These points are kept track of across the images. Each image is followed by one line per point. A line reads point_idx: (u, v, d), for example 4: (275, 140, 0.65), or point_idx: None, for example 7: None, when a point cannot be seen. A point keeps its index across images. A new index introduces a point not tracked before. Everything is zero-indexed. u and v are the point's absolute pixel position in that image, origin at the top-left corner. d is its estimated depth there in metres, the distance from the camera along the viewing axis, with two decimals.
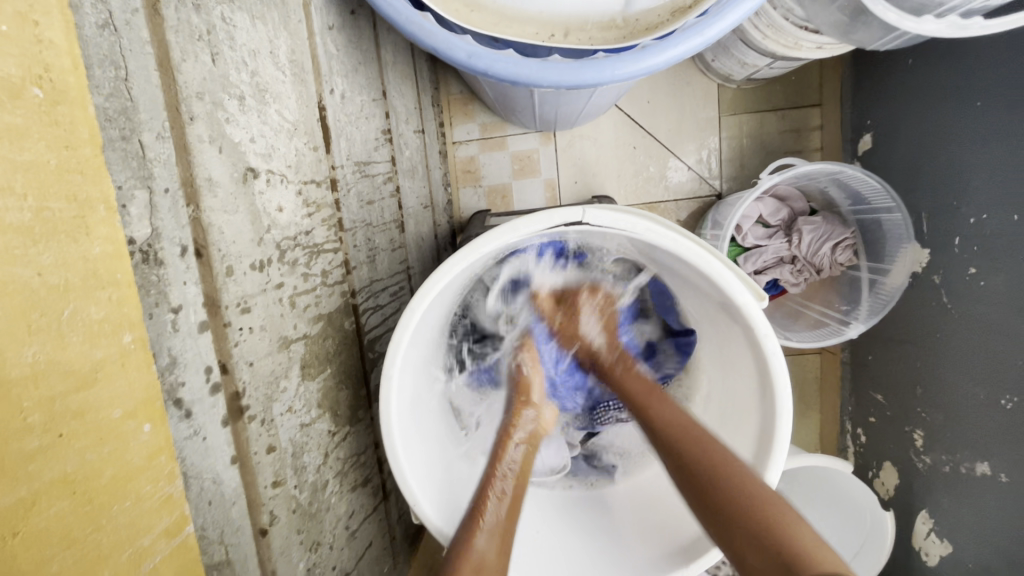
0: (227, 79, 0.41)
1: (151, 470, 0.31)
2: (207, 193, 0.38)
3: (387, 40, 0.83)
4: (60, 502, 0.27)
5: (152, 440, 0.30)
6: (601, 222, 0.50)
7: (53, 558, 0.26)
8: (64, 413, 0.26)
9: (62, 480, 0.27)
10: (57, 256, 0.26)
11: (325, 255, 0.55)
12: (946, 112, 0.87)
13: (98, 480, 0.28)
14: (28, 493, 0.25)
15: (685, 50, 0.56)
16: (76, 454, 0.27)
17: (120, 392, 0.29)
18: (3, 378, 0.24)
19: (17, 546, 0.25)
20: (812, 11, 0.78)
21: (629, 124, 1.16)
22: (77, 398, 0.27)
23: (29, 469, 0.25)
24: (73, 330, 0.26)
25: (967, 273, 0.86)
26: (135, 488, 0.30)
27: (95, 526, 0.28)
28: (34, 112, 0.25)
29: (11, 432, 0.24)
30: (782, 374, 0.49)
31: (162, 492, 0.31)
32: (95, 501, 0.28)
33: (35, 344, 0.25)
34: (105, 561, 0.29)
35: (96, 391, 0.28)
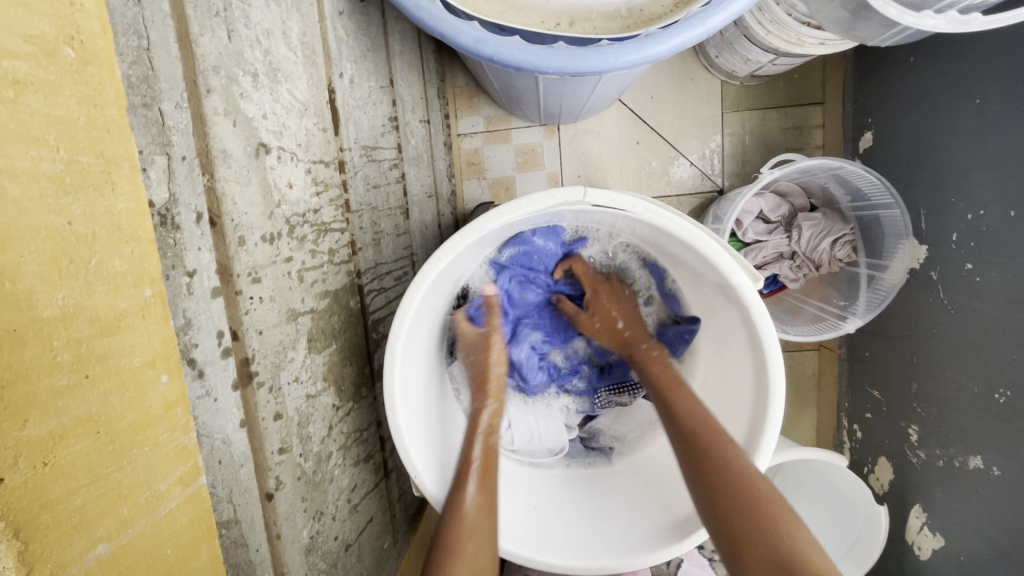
0: (241, 55, 0.42)
1: (168, 420, 0.32)
2: (221, 163, 0.39)
3: (395, 29, 0.84)
4: (85, 440, 0.28)
5: (169, 392, 0.32)
6: (602, 202, 0.51)
7: (78, 492, 0.27)
8: (90, 356, 0.28)
9: (87, 420, 0.28)
10: (86, 208, 0.27)
11: (332, 234, 0.56)
12: (946, 109, 0.87)
13: (121, 423, 0.29)
14: (57, 428, 0.26)
15: (687, 40, 0.57)
16: (100, 395, 0.28)
17: (141, 342, 0.30)
18: (35, 317, 0.25)
19: (46, 476, 0.26)
20: (814, 7, 0.79)
21: (632, 119, 1.17)
22: (102, 342, 0.28)
23: (58, 405, 0.26)
24: (99, 279, 0.28)
25: (963, 269, 0.87)
26: (153, 436, 0.31)
27: (117, 466, 0.29)
28: (67, 71, 0.26)
29: (43, 368, 0.26)
30: (777, 355, 0.50)
31: (179, 443, 0.33)
32: (118, 442, 0.29)
33: (65, 289, 0.26)
34: (126, 500, 0.30)
35: (120, 338, 0.29)
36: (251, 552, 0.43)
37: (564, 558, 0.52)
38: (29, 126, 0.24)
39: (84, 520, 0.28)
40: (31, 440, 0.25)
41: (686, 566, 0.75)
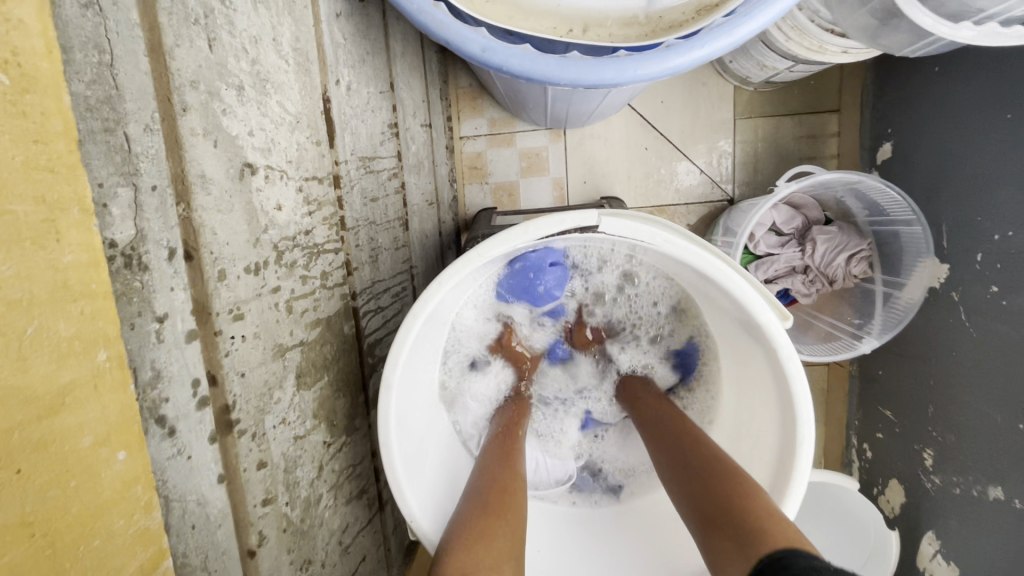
0: (224, 67, 0.38)
1: (125, 503, 0.28)
2: (199, 189, 0.35)
3: (397, 29, 0.80)
4: (17, 548, 0.24)
5: (126, 470, 0.28)
6: (618, 229, 0.47)
7: None
8: (24, 444, 0.23)
9: (18, 525, 0.24)
10: (21, 266, 0.23)
11: (325, 256, 0.52)
12: (973, 123, 0.83)
13: (63, 518, 0.25)
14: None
15: (712, 51, 0.53)
16: (38, 491, 0.24)
17: (92, 418, 0.26)
18: None
19: None
20: (840, 14, 0.75)
21: (641, 125, 1.13)
22: (41, 426, 0.24)
23: None
24: (37, 351, 0.23)
25: (987, 292, 0.83)
26: (107, 525, 0.27)
27: (59, 571, 0.25)
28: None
29: None
30: (804, 399, 0.46)
31: (139, 527, 0.29)
32: (59, 542, 0.25)
33: None
34: None
35: (64, 418, 0.25)
36: None
37: None
38: None
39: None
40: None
41: None
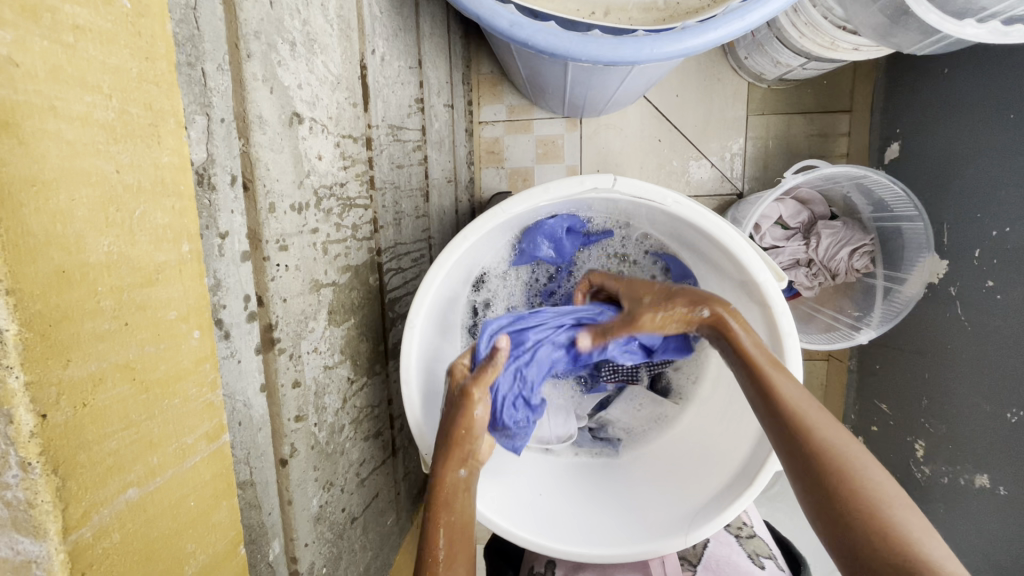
0: (282, 23, 0.42)
1: (197, 374, 0.33)
2: (257, 129, 0.40)
3: (426, 11, 0.84)
4: (122, 386, 0.28)
5: (199, 346, 0.33)
6: (631, 190, 0.51)
7: (113, 436, 0.28)
8: (130, 303, 0.28)
9: (124, 366, 0.28)
10: (133, 157, 0.27)
11: (356, 210, 0.56)
12: (978, 122, 0.86)
13: (154, 372, 0.30)
14: (97, 370, 0.26)
15: (723, 35, 0.57)
16: (138, 344, 0.29)
17: (177, 296, 0.31)
18: (81, 260, 0.25)
19: (84, 416, 0.26)
20: (851, 11, 0.78)
21: (655, 117, 1.16)
22: (142, 292, 0.28)
23: (99, 348, 0.26)
24: (142, 230, 0.28)
25: (983, 287, 0.86)
26: (183, 390, 0.32)
27: (149, 415, 0.30)
28: (123, 21, 0.26)
29: (86, 310, 0.26)
30: (794, 356, 0.50)
31: (206, 400, 0.34)
32: (151, 391, 0.30)
33: (110, 236, 0.26)
34: (156, 450, 0.30)
35: (158, 291, 0.29)
36: (263, 515, 0.44)
37: (576, 543, 0.54)
38: (86, 72, 0.25)
39: (117, 464, 0.28)
40: (73, 380, 0.25)
41: (714, 548, 0.69)
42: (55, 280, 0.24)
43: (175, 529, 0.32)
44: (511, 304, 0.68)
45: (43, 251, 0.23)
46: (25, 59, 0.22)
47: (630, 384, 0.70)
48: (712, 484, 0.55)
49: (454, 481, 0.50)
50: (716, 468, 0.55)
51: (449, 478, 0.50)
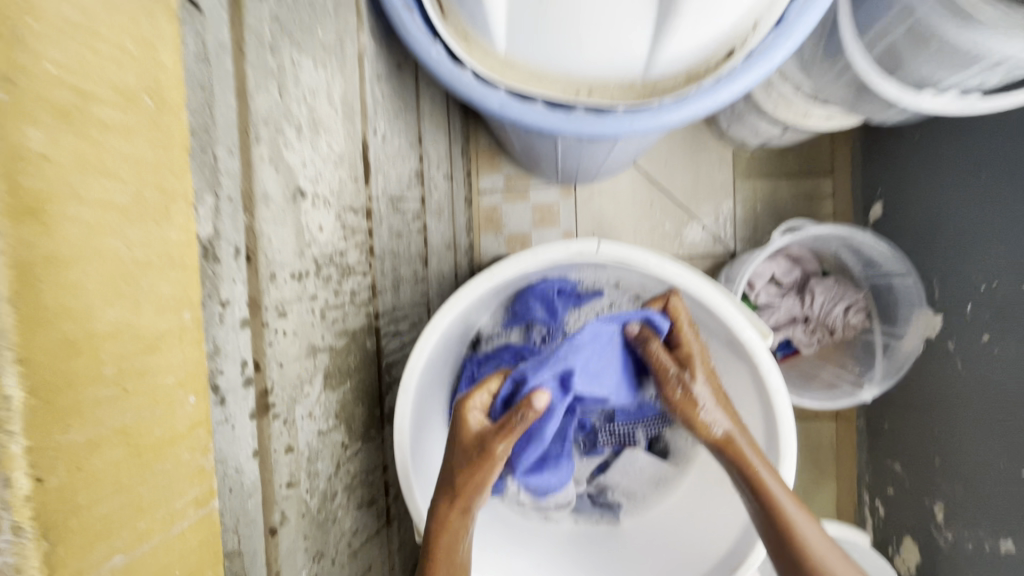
0: (289, 111, 0.47)
1: (189, 439, 0.33)
2: (262, 205, 0.43)
3: (426, 94, 0.91)
4: (115, 450, 0.29)
5: (193, 411, 0.34)
6: (613, 255, 0.55)
7: (102, 500, 0.28)
8: (130, 371, 0.29)
9: (120, 431, 0.29)
10: (143, 235, 0.30)
11: (355, 276, 0.59)
12: (954, 182, 0.90)
13: (148, 437, 0.31)
14: (93, 436, 0.27)
15: (693, 112, 0.63)
16: (134, 410, 0.30)
17: (175, 363, 0.32)
18: (89, 330, 0.27)
19: (79, 481, 0.27)
20: (821, 85, 0.85)
21: (646, 183, 1.22)
22: (141, 359, 0.30)
23: (97, 414, 0.28)
24: (147, 301, 0.30)
25: (980, 340, 0.86)
26: (174, 454, 0.33)
27: (140, 479, 0.30)
28: (144, 117, 0.30)
29: (88, 378, 0.27)
30: (783, 408, 0.52)
31: (195, 465, 0.34)
32: (142, 456, 0.30)
33: (116, 308, 0.28)
34: (144, 516, 0.31)
35: (157, 357, 0.31)
36: None
37: None
38: (105, 160, 0.28)
39: (104, 530, 0.28)
40: (72, 444, 0.26)
41: None
42: (62, 348, 0.26)
43: None
44: None
45: (52, 325, 0.25)
46: (55, 154, 0.25)
47: (628, 446, 0.67)
48: (718, 550, 0.55)
49: (454, 524, 0.50)
50: (715, 538, 0.56)
51: (443, 522, 0.50)
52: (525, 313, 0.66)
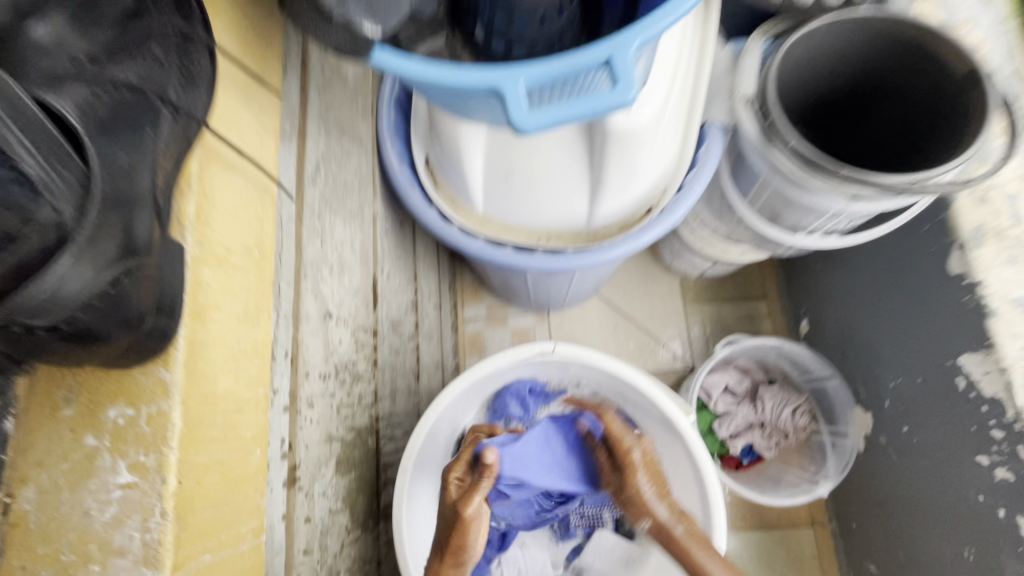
0: (325, 257, 0.65)
1: (254, 481, 0.42)
2: (304, 321, 0.58)
3: (421, 242, 1.13)
4: (215, 476, 0.37)
5: (258, 460, 0.43)
6: (568, 353, 0.69)
7: (204, 512, 0.36)
8: (230, 421, 0.40)
9: (220, 464, 0.38)
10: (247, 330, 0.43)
11: (362, 383, 0.73)
12: (847, 300, 1.11)
13: (233, 474, 0.40)
14: (207, 461, 0.37)
15: (623, 252, 0.83)
16: (229, 449, 0.39)
17: (253, 422, 0.42)
18: (214, 388, 0.38)
19: (197, 492, 0.36)
20: (730, 228, 1.09)
21: (609, 308, 1.42)
22: (236, 416, 0.40)
23: (210, 445, 0.37)
24: (244, 372, 0.42)
25: (901, 431, 0.99)
26: (245, 490, 0.41)
27: (226, 505, 0.38)
28: (256, 260, 0.44)
29: (209, 420, 0.37)
30: (711, 475, 0.65)
31: (257, 503, 0.42)
32: (229, 487, 0.39)
33: (227, 378, 0.40)
34: (225, 537, 0.38)
35: (245, 415, 0.41)
36: None
37: None
38: (234, 287, 0.42)
39: (204, 536, 0.36)
40: (196, 463, 0.36)
41: None
42: (200, 397, 0.37)
43: None
44: None
45: (197, 382, 0.36)
46: (210, 281, 0.39)
47: (598, 528, 0.77)
48: None
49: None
50: None
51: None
52: (504, 412, 0.78)
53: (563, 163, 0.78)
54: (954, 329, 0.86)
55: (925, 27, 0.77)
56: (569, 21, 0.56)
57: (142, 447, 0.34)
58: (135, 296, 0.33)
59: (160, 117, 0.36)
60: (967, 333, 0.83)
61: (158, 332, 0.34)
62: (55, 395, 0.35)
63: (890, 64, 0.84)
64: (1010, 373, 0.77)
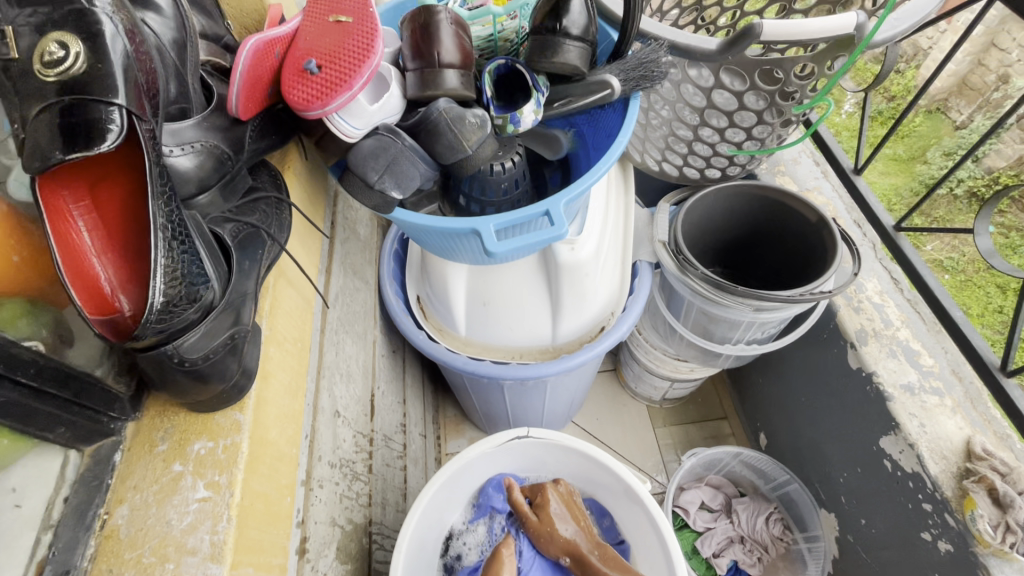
0: (339, 366, 0.80)
1: (283, 523, 0.51)
2: (321, 414, 0.71)
3: (410, 372, 1.27)
4: (260, 504, 0.47)
5: (287, 506, 0.52)
6: (539, 436, 0.80)
7: (250, 530, 0.45)
8: (272, 463, 0.51)
9: (263, 495, 0.48)
10: (288, 398, 0.56)
11: (359, 482, 0.81)
12: (789, 407, 1.25)
13: (270, 509, 0.49)
14: (257, 488, 0.47)
15: (585, 358, 0.99)
16: (270, 486, 0.50)
17: (285, 471, 0.53)
18: (264, 433, 0.50)
19: (248, 510, 0.45)
20: (677, 348, 1.27)
21: (584, 434, 1.51)
22: (275, 460, 0.51)
23: (259, 477, 0.48)
24: (284, 429, 0.54)
25: (861, 524, 1.07)
26: (276, 527, 0.50)
27: (263, 533, 0.47)
28: (298, 347, 0.60)
29: (259, 456, 0.49)
30: (671, 537, 0.71)
31: (284, 545, 0.51)
32: (267, 519, 0.48)
33: (273, 429, 0.52)
34: (259, 560, 0.46)
35: (281, 463, 0.52)
36: None
37: None
38: (283, 363, 0.56)
39: (249, 551, 0.45)
40: (250, 486, 0.46)
41: None
42: (258, 437, 0.49)
43: None
44: (482, 549, 0.85)
45: (256, 425, 0.49)
46: (270, 356, 0.54)
47: None
48: None
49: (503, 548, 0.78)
50: None
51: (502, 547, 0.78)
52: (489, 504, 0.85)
53: (526, 291, 0.99)
54: (871, 417, 1.00)
55: (782, 191, 1.08)
56: (523, 191, 0.82)
57: (217, 469, 0.46)
58: (234, 361, 0.47)
59: (264, 249, 0.55)
60: (878, 418, 0.98)
61: (239, 383, 0.48)
62: (155, 434, 0.49)
63: (764, 217, 1.14)
64: (917, 448, 0.91)
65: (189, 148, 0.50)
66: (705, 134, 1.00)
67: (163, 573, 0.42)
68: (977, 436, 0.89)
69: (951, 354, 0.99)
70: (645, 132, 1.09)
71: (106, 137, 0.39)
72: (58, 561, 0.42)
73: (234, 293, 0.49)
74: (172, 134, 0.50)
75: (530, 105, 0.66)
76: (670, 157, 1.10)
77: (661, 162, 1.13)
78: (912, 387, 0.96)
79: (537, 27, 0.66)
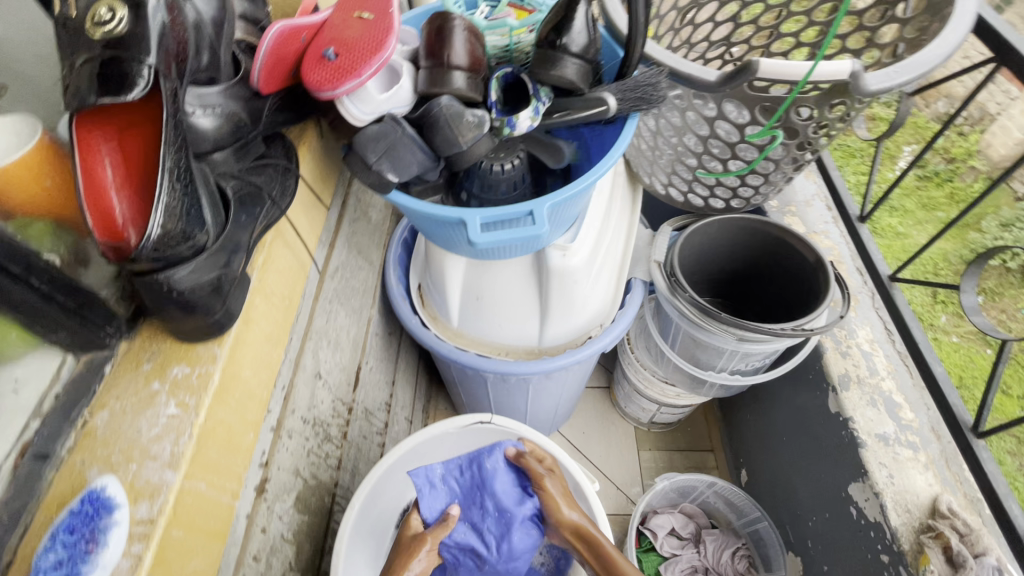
0: (328, 333, 0.86)
1: (242, 454, 0.58)
2: (301, 372, 0.76)
3: (405, 357, 1.33)
4: (220, 431, 0.54)
5: (249, 441, 0.59)
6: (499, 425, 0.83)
7: (208, 451, 0.52)
8: (237, 398, 0.56)
9: (226, 425, 0.55)
10: (266, 346, 0.62)
11: (331, 444, 0.86)
12: (770, 445, 1.25)
13: (230, 439, 0.55)
14: (220, 416, 0.54)
15: (562, 363, 1.03)
16: (233, 418, 0.56)
17: (251, 409, 0.59)
18: (237, 372, 0.57)
19: (208, 433, 0.52)
20: (665, 371, 1.29)
21: (567, 445, 1.53)
22: (242, 398, 0.58)
23: (224, 408, 0.54)
24: (255, 372, 0.60)
25: (823, 570, 1.06)
26: (234, 457, 0.56)
27: (221, 457, 0.54)
28: (283, 304, 0.66)
29: (227, 391, 0.55)
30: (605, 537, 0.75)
31: (239, 473, 0.57)
32: (227, 446, 0.55)
33: (246, 370, 0.58)
34: (213, 480, 0.53)
35: (248, 402, 0.59)
36: None
37: None
38: (266, 314, 0.63)
39: (204, 468, 0.51)
40: (214, 414, 0.53)
41: None
42: (229, 375, 0.55)
43: (201, 537, 0.51)
44: None
45: (229, 363, 0.55)
46: (255, 306, 0.61)
47: None
48: None
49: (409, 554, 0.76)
50: None
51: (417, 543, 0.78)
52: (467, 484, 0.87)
53: (517, 291, 1.03)
54: (843, 463, 1.00)
55: (782, 227, 1.09)
56: (522, 194, 0.87)
57: (189, 392, 0.52)
58: (218, 300, 0.53)
59: (264, 207, 0.62)
60: (849, 464, 0.98)
61: (220, 323, 0.55)
62: (141, 355, 0.56)
63: (763, 250, 1.15)
64: (882, 497, 0.91)
65: (210, 110, 0.57)
66: (709, 162, 1.02)
67: (125, 471, 0.48)
68: (944, 494, 0.88)
69: (932, 412, 0.98)
70: (653, 155, 1.13)
71: (133, 88, 0.46)
72: (40, 445, 0.49)
73: (228, 239, 0.55)
74: (197, 96, 0.56)
75: (527, 112, 0.71)
76: (676, 182, 1.13)
77: (667, 187, 1.16)
78: (887, 438, 0.95)
79: (541, 41, 0.71)
